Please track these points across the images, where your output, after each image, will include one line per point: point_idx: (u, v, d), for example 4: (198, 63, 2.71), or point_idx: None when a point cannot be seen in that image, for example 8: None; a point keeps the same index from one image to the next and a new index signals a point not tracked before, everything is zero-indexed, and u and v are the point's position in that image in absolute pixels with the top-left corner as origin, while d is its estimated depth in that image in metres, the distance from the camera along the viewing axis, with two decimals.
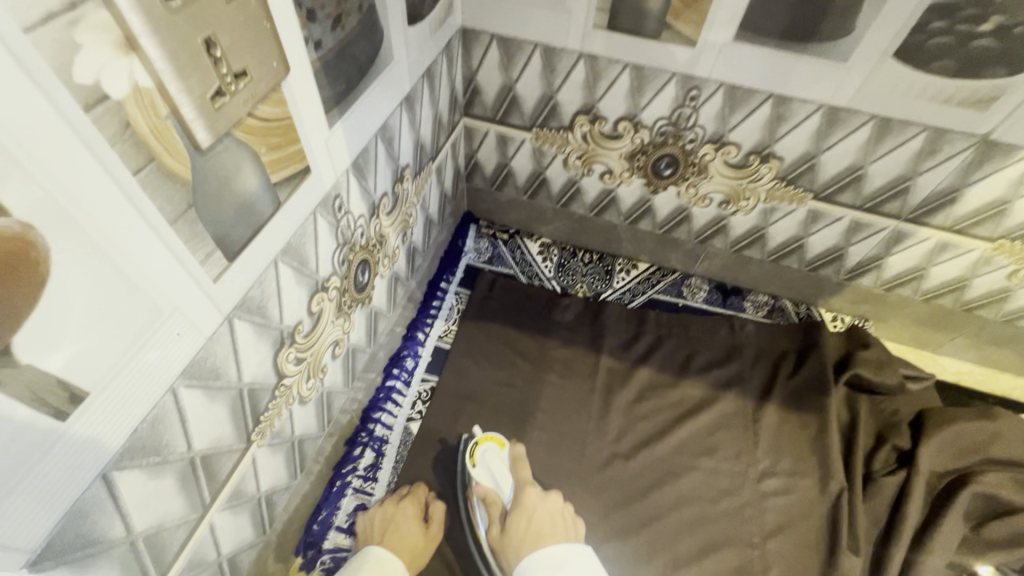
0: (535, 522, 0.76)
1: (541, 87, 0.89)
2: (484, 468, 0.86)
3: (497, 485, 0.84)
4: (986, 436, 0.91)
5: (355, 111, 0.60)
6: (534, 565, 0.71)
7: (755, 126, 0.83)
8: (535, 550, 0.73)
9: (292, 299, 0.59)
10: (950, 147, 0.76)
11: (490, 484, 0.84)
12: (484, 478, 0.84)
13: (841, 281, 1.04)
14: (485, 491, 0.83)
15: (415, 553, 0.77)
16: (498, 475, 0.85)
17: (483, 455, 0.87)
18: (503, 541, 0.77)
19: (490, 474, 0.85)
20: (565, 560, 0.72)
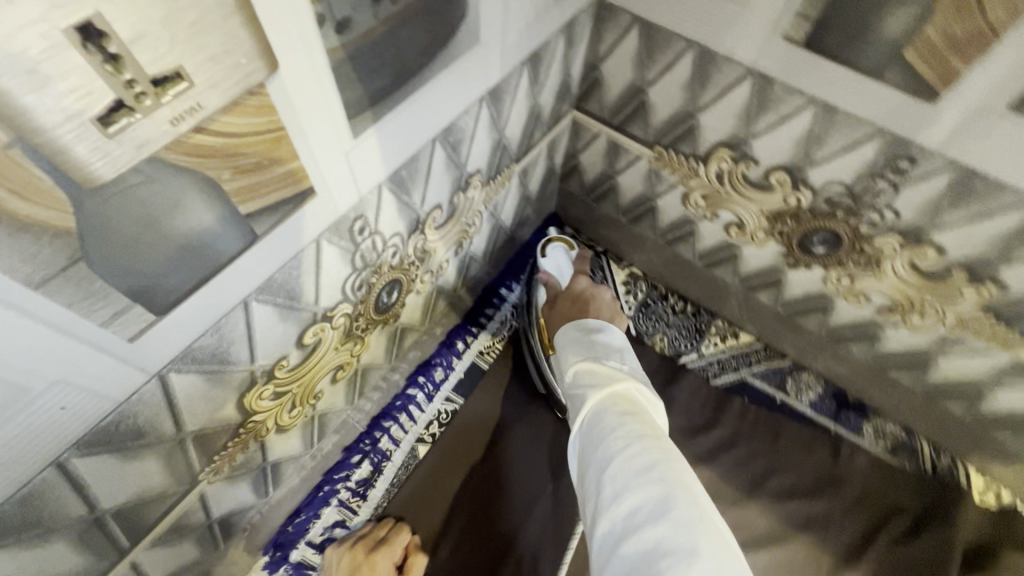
0: (582, 300, 0.65)
1: (680, 100, 0.66)
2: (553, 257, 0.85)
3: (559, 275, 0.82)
4: None
5: (402, 113, 0.43)
6: (568, 329, 0.59)
7: (981, 234, 0.55)
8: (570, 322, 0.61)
9: (273, 337, 0.46)
10: None
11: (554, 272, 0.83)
12: (550, 265, 0.83)
13: (1018, 452, 0.75)
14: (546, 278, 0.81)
15: None
16: (562, 266, 0.83)
17: (554, 250, 0.85)
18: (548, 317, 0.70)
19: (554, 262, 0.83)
20: (602, 330, 0.57)
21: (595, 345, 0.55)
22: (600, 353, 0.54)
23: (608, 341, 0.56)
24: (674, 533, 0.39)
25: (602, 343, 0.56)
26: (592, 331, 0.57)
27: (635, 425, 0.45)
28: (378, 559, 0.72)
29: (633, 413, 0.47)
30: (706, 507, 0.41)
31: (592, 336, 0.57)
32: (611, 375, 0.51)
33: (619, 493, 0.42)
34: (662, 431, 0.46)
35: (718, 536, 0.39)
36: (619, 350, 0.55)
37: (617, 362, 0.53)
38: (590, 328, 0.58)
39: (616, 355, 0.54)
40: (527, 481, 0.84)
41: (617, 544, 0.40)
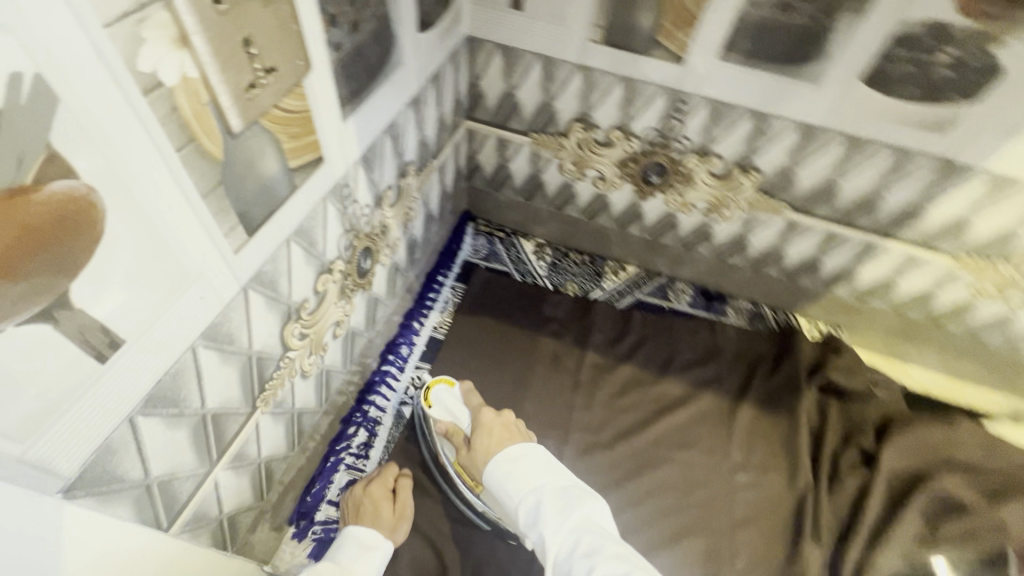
0: (492, 435, 0.73)
1: (539, 95, 0.95)
2: (440, 406, 0.88)
3: (457, 418, 0.86)
4: (944, 440, 0.97)
5: (366, 108, 0.65)
6: (497, 471, 0.68)
7: (736, 140, 0.89)
8: (494, 461, 0.69)
9: (301, 277, 0.63)
10: (915, 166, 0.82)
11: (451, 418, 0.86)
12: (443, 415, 0.87)
13: (817, 290, 1.10)
14: (448, 427, 0.84)
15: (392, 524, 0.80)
16: (457, 411, 0.87)
17: (437, 395, 0.89)
18: (471, 461, 0.75)
19: (445, 410, 0.87)
20: (523, 455, 0.69)
21: (538, 487, 0.65)
22: (549, 494, 0.64)
23: (544, 473, 0.67)
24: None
25: (530, 469, 0.67)
26: (522, 465, 0.68)
27: (605, 567, 0.55)
28: (373, 487, 0.84)
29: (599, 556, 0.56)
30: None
31: (527, 471, 0.67)
32: (564, 519, 0.61)
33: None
34: (629, 563, 0.55)
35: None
36: (547, 467, 0.68)
37: (556, 494, 0.64)
38: (511, 458, 0.69)
39: (559, 488, 0.65)
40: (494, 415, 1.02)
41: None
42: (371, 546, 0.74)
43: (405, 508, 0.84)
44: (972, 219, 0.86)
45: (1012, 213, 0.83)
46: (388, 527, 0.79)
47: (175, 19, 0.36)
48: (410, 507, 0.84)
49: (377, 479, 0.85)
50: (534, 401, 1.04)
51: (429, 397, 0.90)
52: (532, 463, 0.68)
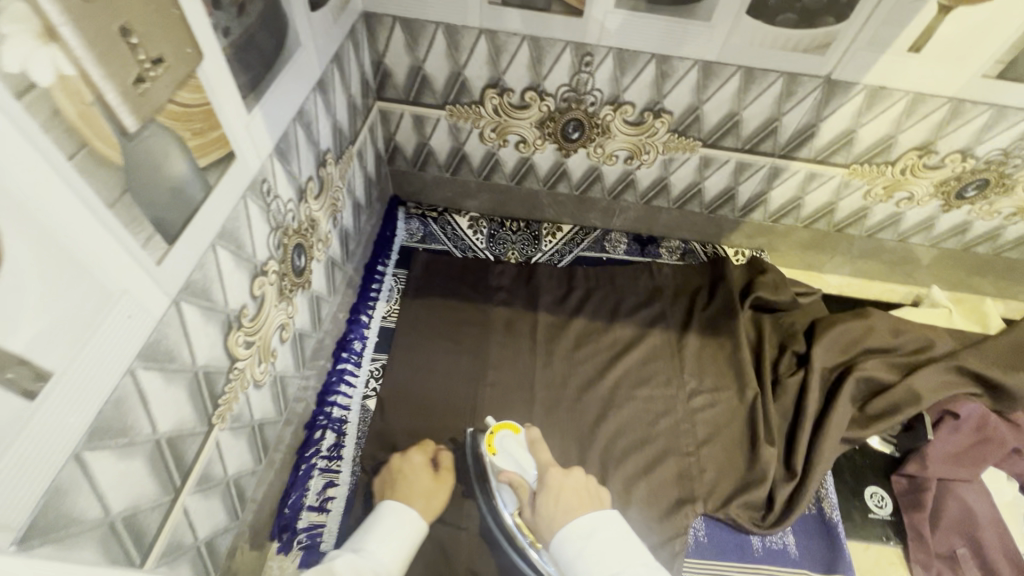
0: (564, 497, 0.77)
1: (448, 65, 0.94)
2: (506, 455, 0.87)
3: (523, 471, 0.85)
4: (862, 331, 1.08)
5: (271, 96, 0.62)
6: (569, 545, 0.71)
7: (643, 85, 0.92)
8: (568, 526, 0.73)
9: (235, 283, 0.61)
10: (804, 89, 0.89)
11: (515, 469, 0.86)
12: (509, 465, 0.86)
13: (737, 219, 1.18)
14: (511, 478, 0.84)
15: (430, 493, 0.87)
16: (522, 461, 0.86)
17: (503, 443, 0.88)
18: (538, 517, 0.77)
19: (513, 460, 0.86)
20: (599, 532, 0.72)
21: (607, 569, 0.67)
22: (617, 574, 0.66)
23: (615, 553, 0.69)
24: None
25: (607, 552, 0.69)
26: (595, 546, 0.70)
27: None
28: (413, 457, 0.91)
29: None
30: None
31: (600, 551, 0.69)
32: None
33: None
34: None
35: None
36: (624, 551, 0.70)
37: None
38: (585, 535, 0.71)
39: (629, 572, 0.66)
40: (459, 389, 1.03)
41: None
42: (405, 515, 0.80)
43: (444, 479, 0.90)
44: (857, 129, 0.95)
45: (889, 119, 0.92)
46: (425, 494, 0.86)
47: (37, 10, 0.32)
48: (450, 475, 0.90)
49: (416, 451, 0.92)
50: (495, 369, 1.06)
51: (495, 444, 0.88)
52: (603, 542, 0.70)
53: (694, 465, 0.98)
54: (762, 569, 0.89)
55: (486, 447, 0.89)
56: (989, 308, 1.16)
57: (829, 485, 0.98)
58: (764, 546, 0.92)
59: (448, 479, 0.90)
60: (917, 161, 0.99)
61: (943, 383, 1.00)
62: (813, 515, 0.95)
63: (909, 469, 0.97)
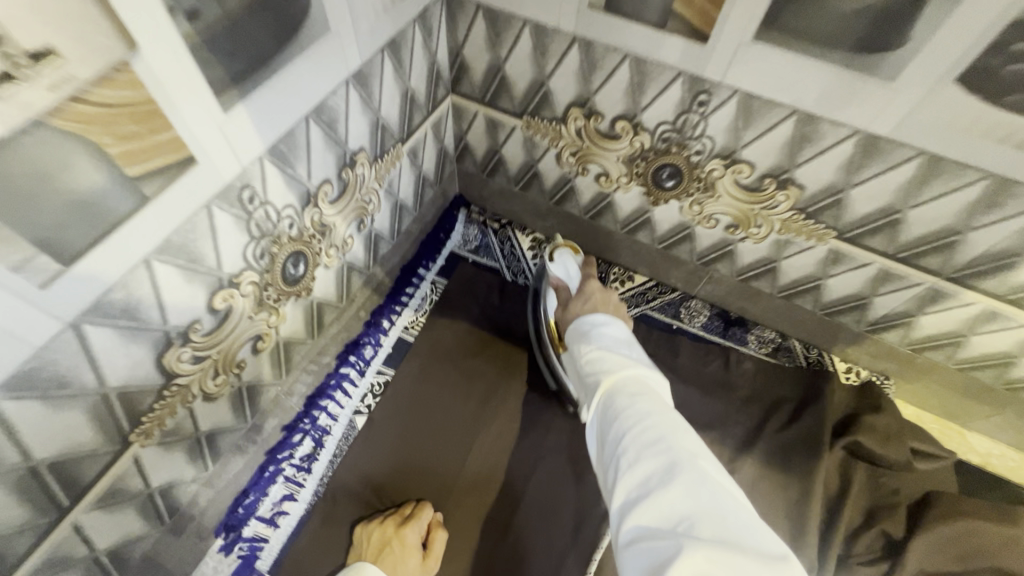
0: (592, 300, 0.75)
1: (531, 71, 0.77)
2: (561, 263, 0.89)
3: (569, 279, 0.86)
4: (1001, 542, 0.76)
5: (268, 91, 0.51)
6: (579, 333, 0.68)
7: (772, 146, 0.69)
8: (581, 319, 0.71)
9: (181, 299, 0.53)
10: (1016, 204, 0.60)
11: (562, 277, 0.87)
12: (557, 271, 0.87)
13: (861, 332, 0.90)
14: (557, 283, 0.85)
15: None
16: (570, 271, 0.87)
17: (561, 256, 0.90)
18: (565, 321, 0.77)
19: (562, 268, 0.87)
20: (606, 326, 0.67)
21: (606, 343, 0.65)
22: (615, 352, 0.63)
23: (614, 336, 0.66)
24: (680, 488, 0.47)
25: (608, 336, 0.66)
26: (597, 333, 0.66)
27: (646, 407, 0.54)
28: (406, 533, 0.77)
29: (642, 398, 0.56)
30: (702, 462, 0.49)
31: (600, 332, 0.66)
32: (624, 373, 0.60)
33: (634, 460, 0.50)
34: (668, 408, 0.55)
35: (716, 484, 0.47)
36: (624, 340, 0.66)
37: (624, 358, 0.62)
38: (593, 325, 0.68)
39: (628, 355, 0.63)
40: (454, 435, 0.90)
41: (631, 509, 0.48)
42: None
43: (430, 567, 0.77)
44: None
45: None
46: None
47: None
48: (438, 560, 0.78)
49: (411, 523, 0.78)
50: (504, 423, 0.92)
51: (552, 255, 0.90)
52: (605, 328, 0.67)
53: None
54: None
55: (546, 256, 0.91)
56: None
57: None
58: None
59: (433, 567, 0.77)
60: None
61: None
62: None
63: None
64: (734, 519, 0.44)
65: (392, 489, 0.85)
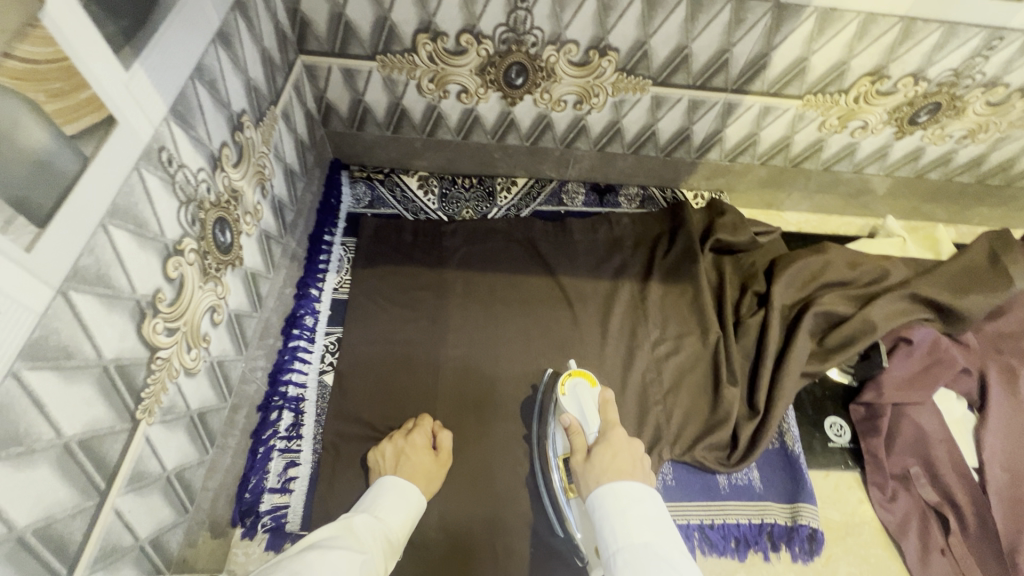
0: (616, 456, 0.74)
1: (372, 9, 0.86)
2: (574, 398, 0.87)
3: (584, 418, 0.85)
4: (820, 266, 1.08)
5: (155, 51, 0.54)
6: (609, 517, 0.67)
7: (586, 20, 0.86)
8: (611, 487, 0.70)
9: (141, 266, 0.55)
10: (753, 15, 0.84)
11: (577, 415, 0.86)
12: (573, 408, 0.86)
13: (693, 160, 1.15)
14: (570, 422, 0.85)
15: (430, 476, 0.85)
16: (585, 408, 0.85)
17: (574, 388, 0.88)
18: (583, 472, 0.77)
19: (579, 406, 0.86)
20: (637, 508, 0.67)
21: (643, 542, 0.64)
22: (653, 555, 0.62)
23: (653, 529, 0.65)
24: None
25: (644, 531, 0.65)
26: (631, 526, 0.66)
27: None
28: (414, 438, 0.87)
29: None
30: None
31: (641, 531, 0.65)
32: None
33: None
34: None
35: None
36: (662, 533, 0.65)
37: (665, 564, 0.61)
38: (624, 509, 0.67)
39: (665, 549, 0.63)
40: (421, 355, 0.99)
41: None
42: (405, 513, 0.78)
43: (443, 461, 0.88)
44: (810, 56, 0.91)
45: (840, 43, 0.89)
46: (427, 475, 0.84)
47: None
48: (451, 454, 0.89)
49: (417, 431, 0.88)
50: (458, 331, 1.03)
51: (565, 386, 0.89)
52: (645, 517, 0.66)
53: (661, 410, 0.97)
54: (729, 506, 0.91)
55: (559, 386, 0.90)
56: (940, 233, 1.17)
57: (791, 420, 1.00)
58: (729, 483, 0.93)
59: (447, 463, 0.88)
60: (870, 87, 0.96)
61: (895, 312, 1.00)
62: (777, 449, 0.97)
63: (866, 398, 1.00)
64: None
65: (386, 417, 0.92)
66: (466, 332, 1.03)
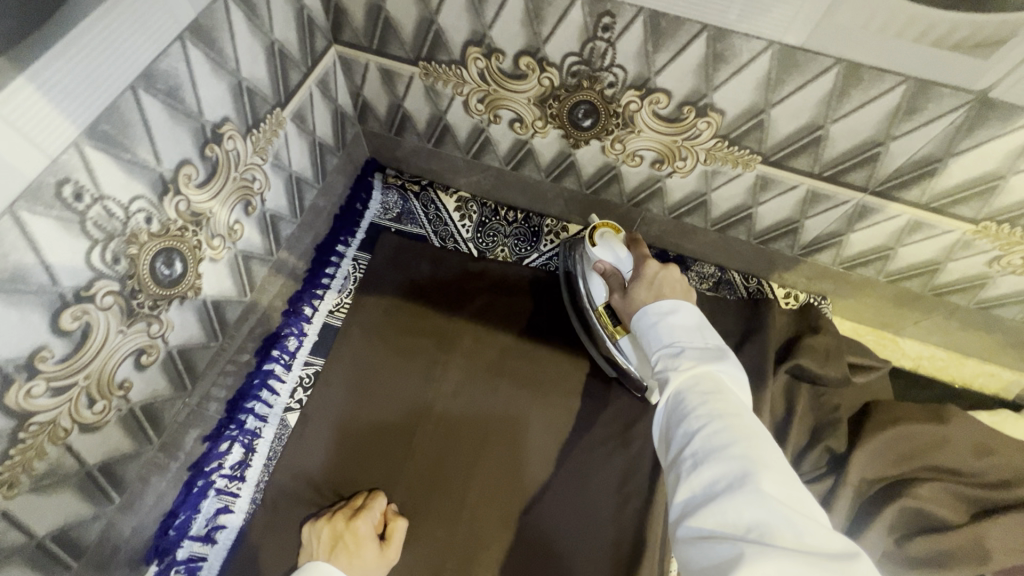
0: (657, 286, 0.66)
1: (416, 7, 0.68)
2: (605, 247, 0.78)
3: (619, 261, 0.76)
4: (930, 440, 0.80)
5: (59, 62, 0.41)
6: (641, 312, 0.62)
7: (685, 69, 0.63)
8: (646, 305, 0.63)
9: (7, 327, 0.44)
10: (935, 107, 0.57)
11: (612, 261, 0.77)
12: (607, 255, 0.77)
13: (795, 257, 0.89)
14: (605, 268, 0.76)
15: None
16: (619, 253, 0.77)
17: (602, 238, 0.79)
18: (626, 308, 0.69)
19: (611, 250, 0.76)
20: (671, 302, 0.61)
21: (675, 321, 0.59)
22: (683, 336, 0.57)
23: (687, 316, 0.59)
24: (746, 500, 0.42)
25: (676, 317, 0.59)
26: (663, 315, 0.60)
27: (720, 402, 0.49)
28: (359, 524, 0.73)
29: (713, 391, 0.50)
30: (775, 480, 0.43)
31: (671, 318, 0.59)
32: (693, 361, 0.53)
33: (702, 459, 0.46)
34: (745, 407, 0.49)
35: (788, 508, 0.41)
36: (694, 320, 0.59)
37: (694, 341, 0.56)
38: (659, 307, 0.61)
39: (699, 334, 0.57)
40: (397, 414, 0.85)
41: (690, 512, 0.44)
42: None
43: (387, 555, 0.74)
44: (1008, 176, 0.62)
45: None
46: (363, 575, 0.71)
47: None
48: (398, 550, 0.75)
49: (364, 515, 0.74)
50: (448, 394, 0.87)
51: (593, 238, 0.79)
52: (679, 308, 0.60)
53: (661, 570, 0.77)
54: None
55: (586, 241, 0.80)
56: None
57: None
58: None
59: (389, 562, 0.73)
60: None
61: None
62: None
63: None
64: (809, 546, 0.39)
65: (339, 482, 0.81)
66: (461, 380, 0.88)
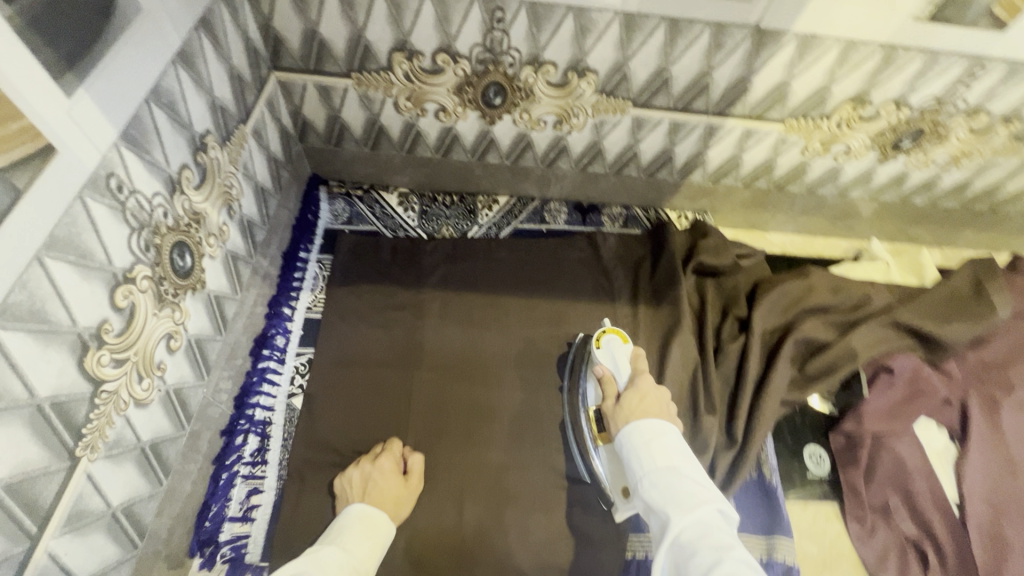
0: (646, 399, 0.78)
1: (346, 27, 0.85)
2: (608, 352, 0.88)
3: (617, 371, 0.87)
4: (802, 290, 1.05)
5: (105, 77, 0.53)
6: (635, 448, 0.73)
7: (563, 42, 0.85)
8: (635, 423, 0.75)
9: (84, 298, 0.53)
10: (732, 40, 0.83)
11: (611, 368, 0.87)
12: (607, 362, 0.87)
13: (676, 181, 1.14)
14: (603, 374, 0.87)
15: (398, 501, 0.82)
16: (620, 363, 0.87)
17: (608, 342, 0.89)
18: (614, 414, 0.80)
19: (612, 359, 0.87)
20: (663, 437, 0.73)
21: (668, 465, 0.69)
22: (679, 483, 0.67)
23: (678, 460, 0.70)
24: None
25: (670, 463, 0.69)
26: (658, 456, 0.70)
27: (724, 556, 0.56)
28: (381, 463, 0.84)
29: (719, 545, 0.58)
30: None
31: (665, 459, 0.70)
32: (694, 515, 0.62)
33: None
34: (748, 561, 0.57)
35: None
36: (687, 467, 0.69)
37: (690, 488, 0.66)
38: (651, 445, 0.72)
39: (690, 476, 0.68)
40: (394, 379, 0.96)
41: None
42: (372, 539, 0.76)
43: (412, 484, 0.85)
44: (790, 81, 0.90)
45: (822, 69, 0.87)
46: (394, 503, 0.82)
47: None
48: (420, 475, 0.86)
49: (386, 454, 0.85)
50: (432, 350, 1.00)
51: (600, 342, 0.90)
52: (670, 448, 0.71)
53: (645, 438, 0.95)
54: None
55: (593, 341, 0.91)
56: (924, 260, 1.16)
57: (769, 449, 0.98)
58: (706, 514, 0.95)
59: (415, 488, 0.85)
60: (852, 113, 0.95)
61: (877, 339, 0.99)
62: (756, 481, 0.95)
63: (847, 427, 0.98)
64: None
65: (354, 443, 0.90)
66: (441, 337, 1.01)
